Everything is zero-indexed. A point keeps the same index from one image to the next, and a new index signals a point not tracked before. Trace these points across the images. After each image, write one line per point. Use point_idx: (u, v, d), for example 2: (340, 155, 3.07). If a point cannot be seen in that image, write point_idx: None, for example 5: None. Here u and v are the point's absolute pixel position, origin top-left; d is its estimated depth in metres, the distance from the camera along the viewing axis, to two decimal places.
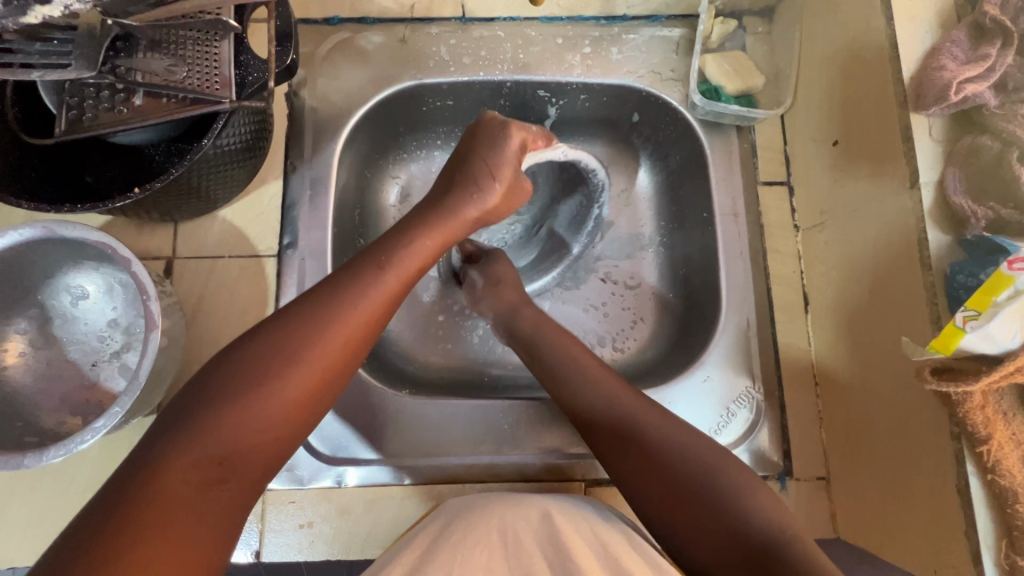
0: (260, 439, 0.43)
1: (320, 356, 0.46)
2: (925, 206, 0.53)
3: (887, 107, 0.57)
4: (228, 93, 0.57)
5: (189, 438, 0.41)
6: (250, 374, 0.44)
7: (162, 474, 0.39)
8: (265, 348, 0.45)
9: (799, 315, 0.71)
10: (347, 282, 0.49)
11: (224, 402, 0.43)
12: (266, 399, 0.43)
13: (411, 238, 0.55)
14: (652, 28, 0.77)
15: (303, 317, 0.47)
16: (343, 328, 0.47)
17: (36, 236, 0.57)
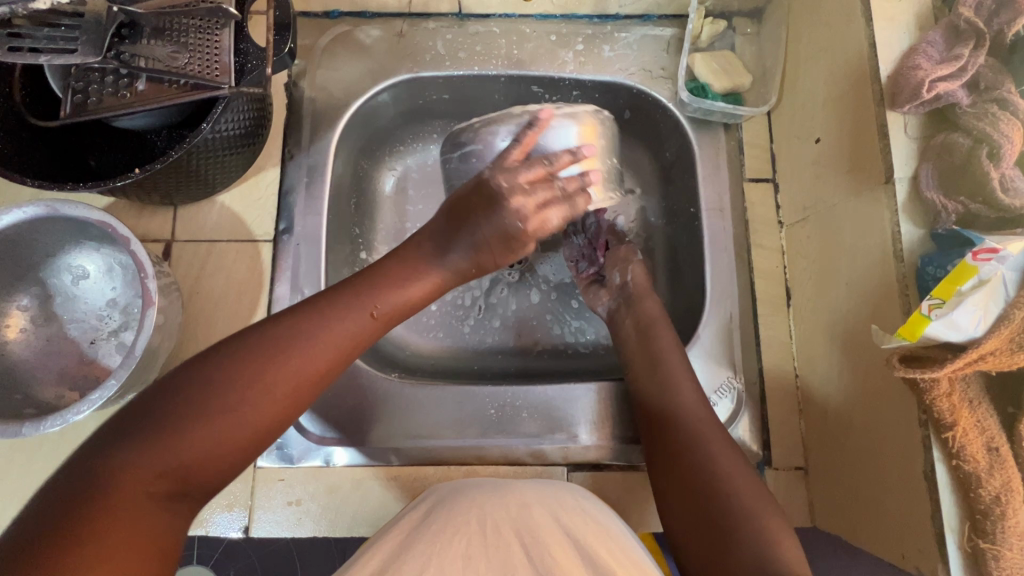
0: (220, 455, 0.43)
1: (290, 386, 0.47)
2: (898, 200, 0.54)
3: (866, 104, 0.58)
4: (228, 79, 0.59)
5: (149, 446, 0.41)
6: (219, 389, 0.44)
7: (122, 480, 0.39)
8: (242, 368, 0.45)
9: (781, 308, 0.72)
10: (338, 317, 0.51)
11: (187, 417, 0.42)
12: (232, 420, 0.44)
13: (398, 278, 0.56)
14: (644, 28, 0.79)
15: (281, 340, 0.47)
16: (319, 362, 0.48)
17: (40, 214, 0.59)
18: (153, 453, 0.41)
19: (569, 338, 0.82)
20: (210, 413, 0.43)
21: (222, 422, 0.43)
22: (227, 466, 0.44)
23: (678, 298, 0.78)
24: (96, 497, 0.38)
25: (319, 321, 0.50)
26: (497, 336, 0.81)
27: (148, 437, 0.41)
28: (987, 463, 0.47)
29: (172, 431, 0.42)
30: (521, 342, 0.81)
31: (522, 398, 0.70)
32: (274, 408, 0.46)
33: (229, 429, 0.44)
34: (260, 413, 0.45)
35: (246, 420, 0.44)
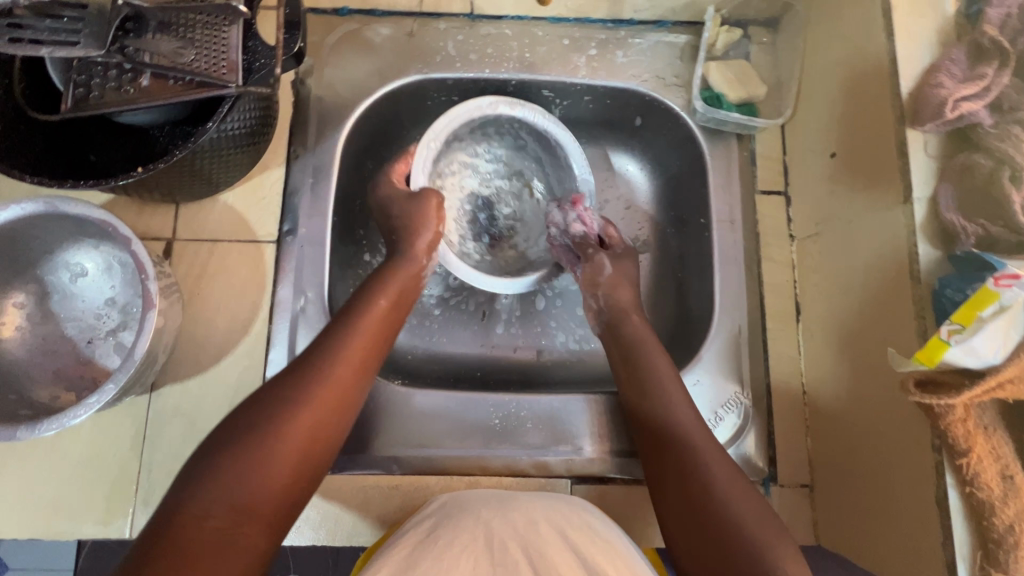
0: (270, 486, 0.46)
1: (310, 415, 0.50)
2: (917, 219, 0.54)
3: (885, 121, 0.58)
4: (236, 77, 0.57)
5: (200, 490, 0.44)
6: (247, 434, 0.47)
7: (186, 522, 0.42)
8: (267, 402, 0.50)
9: (790, 323, 0.71)
10: (335, 338, 0.56)
11: (231, 456, 0.46)
12: (270, 450, 0.47)
13: (368, 299, 0.60)
14: (658, 34, 0.78)
15: (287, 380, 0.52)
16: (326, 386, 0.52)
17: (39, 211, 0.57)
18: (200, 502, 0.43)
19: (573, 346, 0.81)
20: (241, 456, 0.46)
21: (257, 460, 0.46)
22: (276, 501, 0.47)
23: (685, 309, 0.77)
24: (157, 554, 0.40)
25: (316, 356, 0.54)
26: (501, 342, 0.80)
27: (191, 489, 0.44)
28: (1001, 490, 0.47)
29: (210, 478, 0.45)
30: (525, 350, 0.80)
31: (526, 408, 0.69)
32: (300, 437, 0.49)
33: (265, 467, 0.46)
34: (290, 446, 0.48)
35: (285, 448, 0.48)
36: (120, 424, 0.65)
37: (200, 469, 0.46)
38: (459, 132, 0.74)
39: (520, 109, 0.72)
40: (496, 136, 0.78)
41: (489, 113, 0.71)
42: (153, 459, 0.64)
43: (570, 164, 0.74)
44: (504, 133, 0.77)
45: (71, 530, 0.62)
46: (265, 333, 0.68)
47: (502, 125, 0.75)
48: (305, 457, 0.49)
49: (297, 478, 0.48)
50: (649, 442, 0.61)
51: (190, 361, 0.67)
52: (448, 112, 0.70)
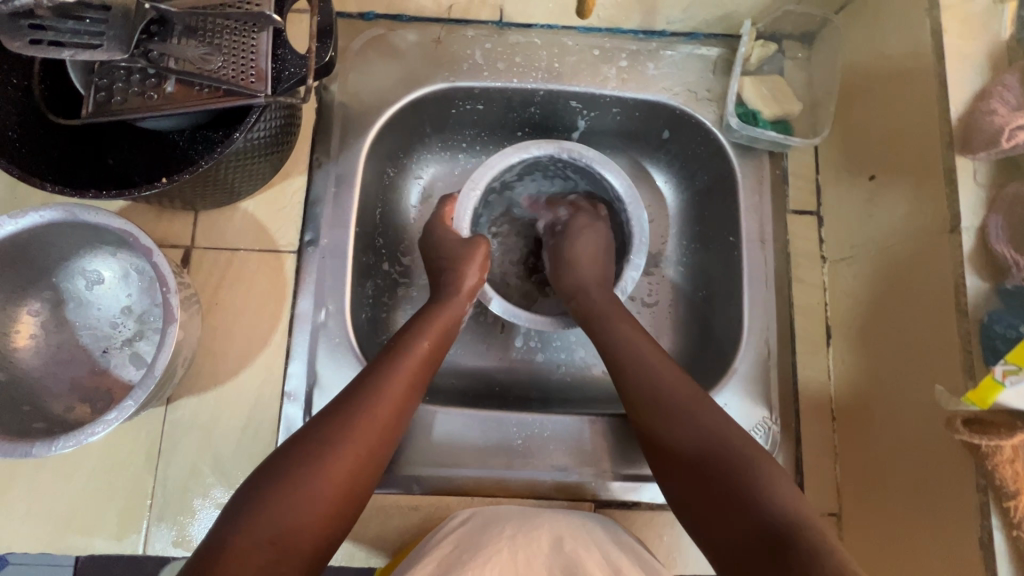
0: (309, 518, 0.46)
1: (355, 454, 0.51)
2: (964, 249, 0.52)
3: (931, 146, 0.56)
4: (264, 86, 0.56)
5: (242, 522, 0.45)
6: (294, 471, 0.48)
7: (228, 552, 0.43)
8: (312, 435, 0.51)
9: (820, 346, 0.70)
10: (379, 370, 0.56)
11: (275, 487, 0.47)
12: (313, 482, 0.47)
13: (413, 337, 0.61)
14: (690, 46, 0.76)
15: (333, 416, 0.52)
16: (372, 429, 0.52)
17: (57, 219, 0.56)
18: (244, 538, 0.44)
19: (594, 361, 0.79)
20: (287, 494, 0.46)
21: (300, 496, 0.47)
22: (314, 537, 0.47)
23: (711, 329, 0.75)
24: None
25: (361, 388, 0.55)
26: (521, 356, 0.79)
27: (237, 524, 0.45)
28: None
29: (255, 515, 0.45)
30: (545, 364, 0.79)
31: (549, 428, 0.67)
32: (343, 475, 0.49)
33: (309, 504, 0.47)
34: (334, 483, 0.48)
35: (326, 479, 0.48)
36: (135, 436, 0.63)
37: (247, 505, 0.46)
38: (506, 178, 0.77)
39: (561, 149, 0.73)
40: (545, 175, 0.79)
41: (528, 157, 0.72)
42: (169, 473, 0.63)
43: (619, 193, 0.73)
44: (553, 174, 0.78)
45: (85, 544, 0.61)
46: (284, 346, 0.67)
47: (546, 166, 0.76)
48: (347, 493, 0.49)
49: (337, 516, 0.49)
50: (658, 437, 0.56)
51: (208, 373, 0.65)
52: (489, 159, 0.71)
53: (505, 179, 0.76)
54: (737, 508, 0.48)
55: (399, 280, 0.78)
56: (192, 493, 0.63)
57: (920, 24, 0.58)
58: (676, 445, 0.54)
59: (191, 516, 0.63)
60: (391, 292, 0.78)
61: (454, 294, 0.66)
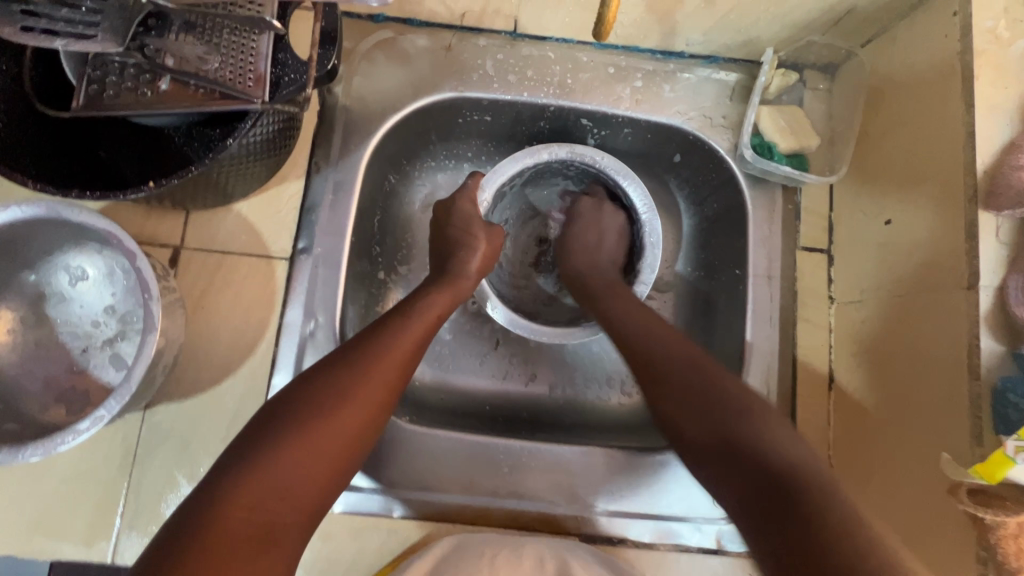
0: (311, 472, 0.46)
1: (357, 412, 0.50)
2: (981, 309, 0.50)
3: (954, 198, 0.54)
4: (262, 92, 0.53)
5: (244, 473, 0.44)
6: (297, 420, 0.47)
7: (229, 503, 0.42)
8: (317, 387, 0.50)
9: (822, 391, 0.67)
10: (380, 331, 0.56)
11: (278, 436, 0.46)
12: (321, 434, 0.47)
13: (422, 307, 0.60)
14: (708, 70, 0.73)
15: (336, 374, 0.51)
16: (376, 388, 0.52)
17: (40, 215, 0.54)
18: (247, 492, 0.43)
19: (588, 387, 0.77)
20: (292, 451, 0.45)
21: (302, 445, 0.46)
22: (315, 490, 0.46)
23: None
24: (194, 541, 0.40)
25: (365, 345, 0.54)
26: (514, 374, 0.77)
27: (236, 480, 0.44)
28: None
29: (258, 471, 0.44)
30: (538, 385, 0.77)
31: (536, 454, 0.66)
32: (346, 433, 0.49)
33: (310, 458, 0.46)
34: (336, 441, 0.48)
35: (332, 432, 0.48)
36: (111, 439, 0.62)
37: (249, 456, 0.45)
38: (516, 181, 0.76)
39: (572, 153, 0.70)
40: (561, 174, 0.77)
41: (540, 162, 0.70)
42: (143, 479, 0.61)
43: (636, 202, 0.71)
44: (566, 174, 0.77)
45: (52, 548, 0.60)
46: (270, 355, 0.65)
47: (559, 167, 0.74)
48: (347, 450, 0.49)
49: (337, 476, 0.48)
50: (659, 389, 0.54)
51: (191, 380, 0.63)
52: (497, 165, 0.70)
53: (515, 182, 0.75)
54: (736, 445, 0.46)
55: (394, 290, 0.76)
56: (166, 504, 0.61)
57: (949, 67, 0.56)
58: (672, 399, 0.52)
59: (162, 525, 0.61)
60: (386, 301, 0.76)
61: (461, 271, 0.66)
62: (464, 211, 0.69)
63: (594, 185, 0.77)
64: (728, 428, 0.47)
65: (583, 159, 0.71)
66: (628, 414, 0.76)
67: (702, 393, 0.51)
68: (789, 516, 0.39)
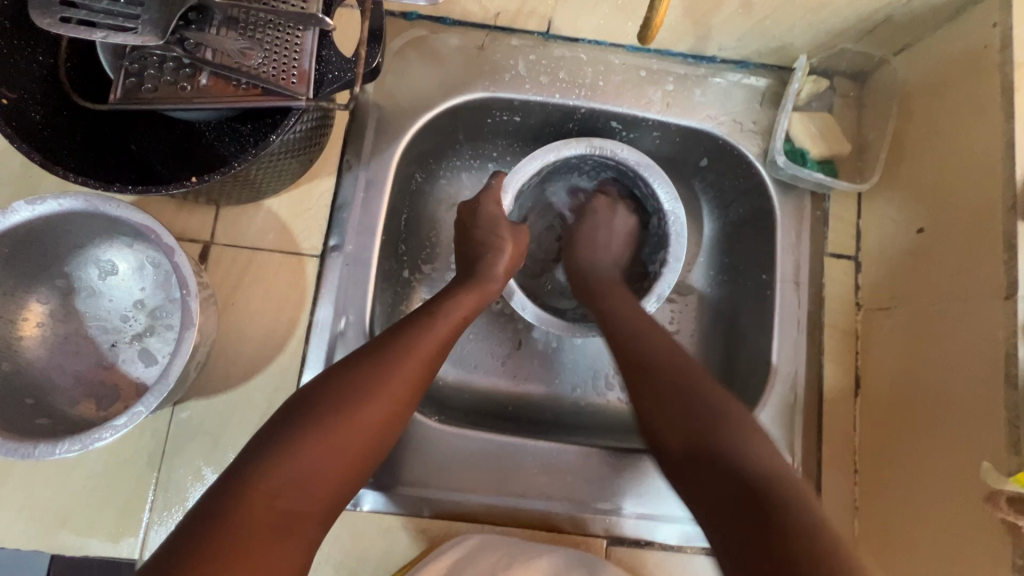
0: (333, 466, 0.45)
1: (379, 410, 0.49)
2: (1020, 319, 0.50)
3: (991, 209, 0.54)
4: (305, 89, 0.53)
5: (265, 463, 0.43)
6: (322, 413, 0.47)
7: (252, 493, 0.42)
8: (342, 382, 0.49)
9: (848, 397, 0.68)
10: (406, 328, 0.55)
11: (300, 427, 0.45)
12: (343, 429, 0.46)
13: (449, 306, 0.59)
14: (739, 75, 0.73)
15: (361, 368, 0.50)
16: (401, 386, 0.51)
17: (77, 209, 0.53)
18: (268, 481, 0.43)
19: (611, 388, 0.77)
20: (313, 443, 0.45)
21: (326, 438, 0.45)
22: (335, 484, 0.46)
23: (734, 366, 0.74)
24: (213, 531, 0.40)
25: (392, 342, 0.53)
26: (536, 374, 0.77)
27: (259, 469, 0.43)
28: None
29: (281, 461, 0.44)
30: (561, 386, 0.77)
31: (562, 457, 0.66)
32: (367, 429, 0.48)
33: (332, 452, 0.45)
34: (356, 436, 0.47)
35: (353, 426, 0.47)
36: (139, 435, 0.61)
37: (273, 446, 0.45)
38: (536, 179, 0.75)
39: (592, 147, 0.70)
40: (579, 169, 0.76)
41: (559, 158, 0.70)
42: (171, 476, 0.61)
43: (661, 195, 0.70)
44: (584, 168, 0.76)
45: (79, 544, 0.59)
46: (300, 353, 0.64)
47: (578, 162, 0.74)
48: (368, 444, 0.48)
49: (357, 470, 0.47)
50: (640, 391, 0.53)
51: (220, 377, 0.63)
52: (518, 164, 0.69)
53: (534, 179, 0.75)
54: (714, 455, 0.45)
55: (418, 288, 0.76)
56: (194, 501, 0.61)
57: (988, 78, 0.56)
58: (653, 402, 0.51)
59: None
60: (410, 300, 0.75)
61: (489, 273, 0.65)
62: (493, 210, 0.69)
63: (617, 178, 0.76)
64: (704, 434, 0.47)
65: (602, 152, 0.70)
66: None
67: (684, 393, 0.50)
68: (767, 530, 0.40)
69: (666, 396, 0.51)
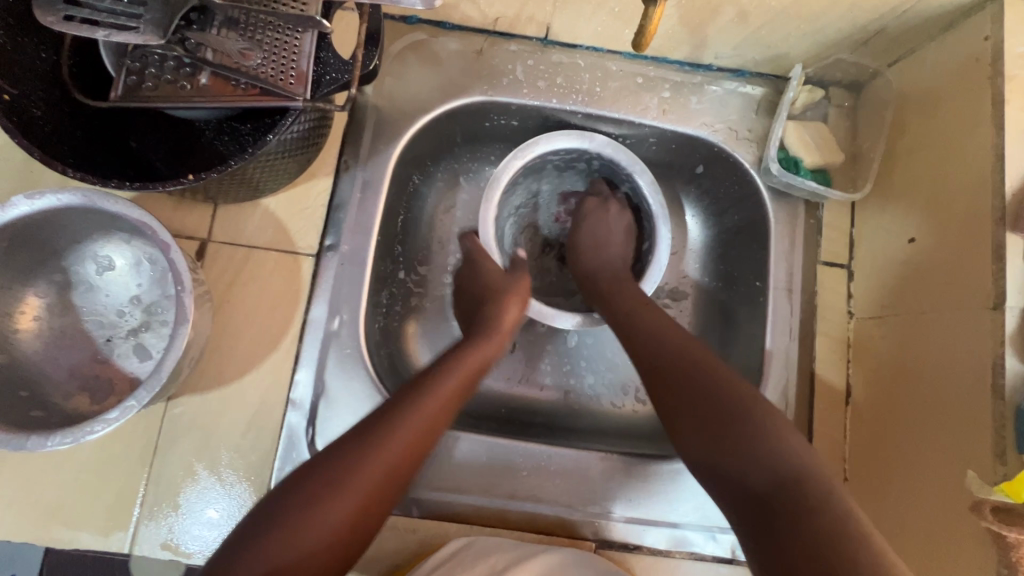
0: (315, 559, 0.43)
1: (365, 494, 0.46)
2: (1006, 330, 0.51)
3: (981, 221, 0.54)
4: (303, 90, 0.54)
5: (243, 556, 0.42)
6: (304, 499, 0.45)
7: None
8: (328, 463, 0.47)
9: (839, 405, 0.68)
10: (401, 398, 0.52)
11: (280, 518, 0.44)
12: (323, 518, 0.44)
13: (448, 371, 0.56)
14: (735, 83, 0.74)
15: (354, 447, 0.48)
16: (390, 467, 0.48)
17: (76, 204, 0.54)
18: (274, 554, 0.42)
19: (603, 392, 0.77)
20: (292, 533, 0.43)
21: (306, 527, 0.43)
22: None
23: None
24: None
25: (384, 416, 0.50)
26: (531, 377, 0.77)
27: (238, 559, 0.42)
28: None
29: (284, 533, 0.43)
30: (552, 390, 0.77)
31: (554, 460, 0.67)
32: (352, 515, 0.45)
33: (312, 544, 0.43)
34: (340, 522, 0.45)
35: (335, 515, 0.44)
36: (132, 430, 0.62)
37: (254, 534, 0.43)
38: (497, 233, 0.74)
39: (504, 170, 0.69)
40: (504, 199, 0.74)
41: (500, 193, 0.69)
42: (162, 471, 0.61)
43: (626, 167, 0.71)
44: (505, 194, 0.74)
45: (69, 538, 0.59)
46: (293, 351, 0.65)
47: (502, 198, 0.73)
48: (376, 500, 0.47)
49: (342, 557, 0.45)
50: (669, 386, 0.54)
51: (213, 373, 0.63)
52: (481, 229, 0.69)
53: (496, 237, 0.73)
54: (745, 445, 0.47)
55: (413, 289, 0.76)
56: (185, 495, 0.61)
57: (981, 91, 0.56)
58: (683, 397, 0.52)
59: (180, 517, 0.61)
60: (418, 314, 0.75)
61: (495, 327, 0.63)
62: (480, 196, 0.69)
63: (528, 171, 0.75)
64: (733, 430, 0.48)
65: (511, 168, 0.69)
66: (643, 421, 0.76)
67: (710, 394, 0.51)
68: (795, 521, 0.42)
69: (686, 387, 0.52)
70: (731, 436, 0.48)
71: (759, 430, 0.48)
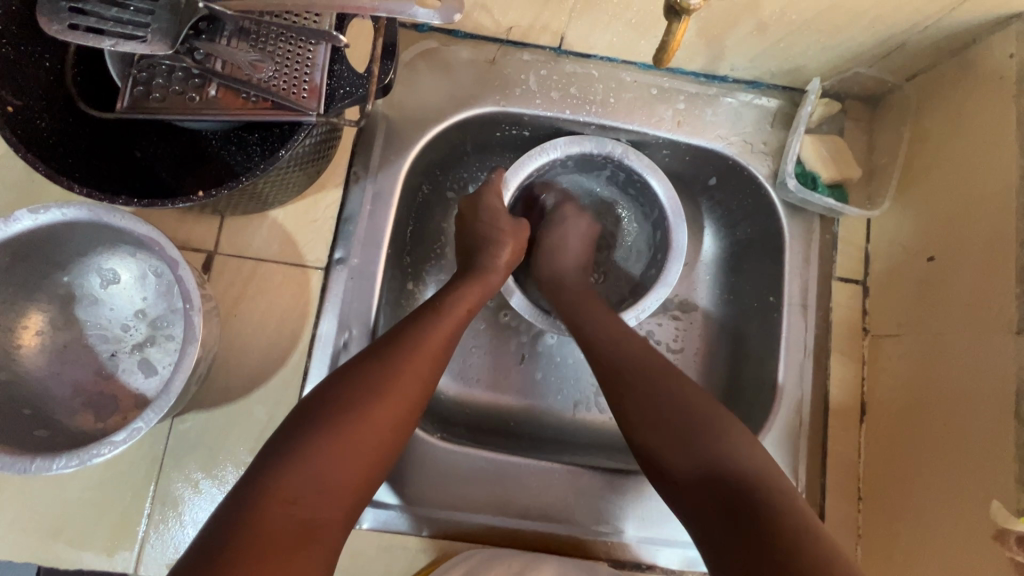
0: (353, 469, 0.45)
1: (391, 406, 0.48)
2: None
3: (1005, 243, 0.54)
4: (316, 104, 0.53)
5: (280, 465, 0.43)
6: (333, 412, 0.46)
7: (274, 494, 0.42)
8: (355, 377, 0.49)
9: (854, 423, 0.67)
10: (409, 323, 0.54)
11: (314, 426, 0.45)
12: (357, 424, 0.46)
13: (453, 299, 0.58)
14: (750, 95, 0.73)
15: (374, 366, 0.50)
16: (409, 383, 0.50)
17: (81, 219, 0.52)
18: (287, 486, 0.42)
19: None
20: (328, 446, 0.44)
21: (341, 434, 0.45)
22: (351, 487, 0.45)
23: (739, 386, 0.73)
24: (238, 533, 0.39)
25: (401, 338, 0.52)
26: (539, 389, 0.76)
27: (277, 470, 0.43)
28: None
29: (296, 465, 0.43)
30: (561, 403, 0.76)
31: (568, 476, 0.66)
32: (381, 425, 0.47)
33: (346, 454, 0.45)
34: (370, 434, 0.46)
35: (363, 422, 0.46)
36: (136, 447, 0.60)
37: (287, 447, 0.44)
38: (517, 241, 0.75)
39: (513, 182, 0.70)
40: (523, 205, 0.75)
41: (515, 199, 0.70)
42: (168, 488, 0.60)
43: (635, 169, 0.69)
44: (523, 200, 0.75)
45: (72, 557, 0.58)
46: (301, 365, 0.64)
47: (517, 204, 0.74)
48: (402, 416, 0.49)
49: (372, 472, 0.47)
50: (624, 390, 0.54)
51: (220, 388, 0.62)
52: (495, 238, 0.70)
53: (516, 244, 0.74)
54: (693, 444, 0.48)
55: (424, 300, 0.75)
56: (191, 513, 0.60)
57: (1006, 111, 0.56)
58: (638, 398, 0.53)
59: (185, 534, 0.59)
60: None
61: (490, 265, 0.64)
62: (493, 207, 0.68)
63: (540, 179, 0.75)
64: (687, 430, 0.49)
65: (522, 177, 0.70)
66: None
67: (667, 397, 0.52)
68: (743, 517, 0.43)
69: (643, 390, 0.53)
70: (683, 434, 0.49)
71: (710, 428, 0.49)
